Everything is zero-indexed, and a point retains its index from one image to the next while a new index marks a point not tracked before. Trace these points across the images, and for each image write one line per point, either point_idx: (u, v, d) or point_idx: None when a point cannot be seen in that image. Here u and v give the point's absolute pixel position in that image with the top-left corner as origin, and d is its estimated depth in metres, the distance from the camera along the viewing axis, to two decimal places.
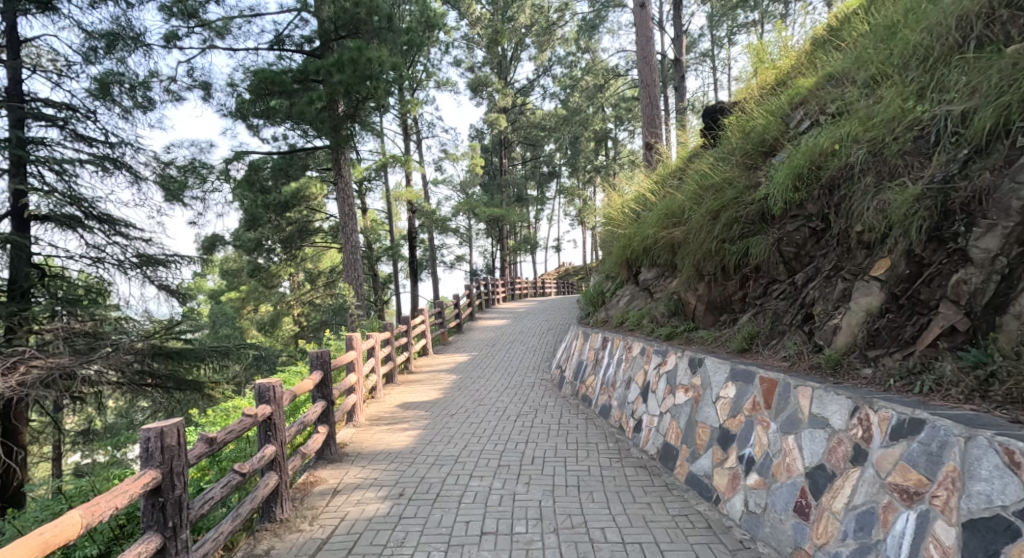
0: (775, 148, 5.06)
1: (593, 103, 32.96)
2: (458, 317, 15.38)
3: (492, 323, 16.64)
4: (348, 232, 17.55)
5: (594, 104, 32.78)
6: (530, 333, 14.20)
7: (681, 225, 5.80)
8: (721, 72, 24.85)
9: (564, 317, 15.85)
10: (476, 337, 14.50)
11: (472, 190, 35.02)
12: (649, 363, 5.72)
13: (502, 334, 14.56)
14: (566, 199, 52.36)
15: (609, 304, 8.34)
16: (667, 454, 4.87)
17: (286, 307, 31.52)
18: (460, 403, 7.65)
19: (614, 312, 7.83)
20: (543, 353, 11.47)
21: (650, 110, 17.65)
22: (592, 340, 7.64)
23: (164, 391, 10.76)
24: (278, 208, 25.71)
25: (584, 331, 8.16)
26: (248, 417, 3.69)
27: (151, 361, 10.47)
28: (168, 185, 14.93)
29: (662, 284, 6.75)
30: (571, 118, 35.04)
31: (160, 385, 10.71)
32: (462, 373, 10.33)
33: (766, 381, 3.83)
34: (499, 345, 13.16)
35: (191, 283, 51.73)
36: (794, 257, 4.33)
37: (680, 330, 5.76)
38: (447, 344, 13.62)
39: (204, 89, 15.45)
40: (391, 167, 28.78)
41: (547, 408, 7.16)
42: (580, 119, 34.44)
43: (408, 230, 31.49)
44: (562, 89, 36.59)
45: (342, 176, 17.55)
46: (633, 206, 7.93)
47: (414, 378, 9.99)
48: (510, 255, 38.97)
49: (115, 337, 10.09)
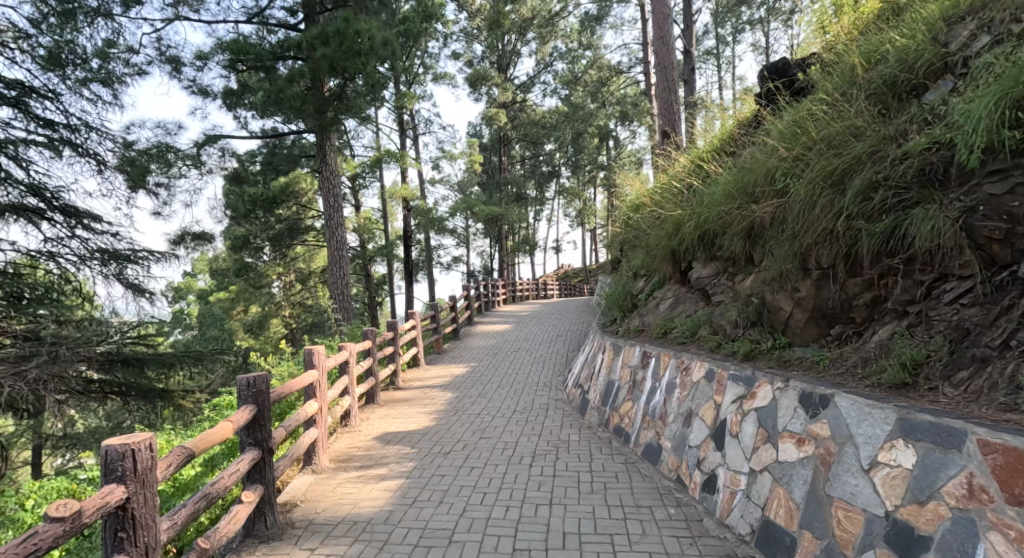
0: (925, 85, 3.46)
1: (597, 100, 31.50)
2: (455, 322, 13.69)
3: (493, 328, 14.97)
4: (335, 227, 15.88)
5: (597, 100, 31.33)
6: (538, 341, 12.54)
7: (769, 200, 4.14)
8: (736, 65, 23.31)
9: (575, 323, 14.15)
10: (476, 345, 12.80)
11: (471, 187, 33.42)
12: (724, 395, 4.08)
13: (506, 342, 12.89)
14: (566, 200, 50.81)
15: (640, 312, 6.74)
16: (768, 539, 3.23)
17: (275, 308, 29.76)
18: (456, 436, 5.97)
19: (653, 321, 6.24)
20: (555, 366, 9.84)
21: (666, 93, 16.09)
22: (627, 354, 6.00)
23: (126, 401, 9.16)
24: (265, 204, 24.09)
25: (613, 342, 6.51)
26: (54, 529, 2.21)
27: (109, 368, 8.87)
28: (129, 170, 13.31)
29: (724, 284, 5.15)
30: (574, 115, 33.49)
31: (121, 395, 9.11)
32: (460, 390, 8.63)
33: (1002, 454, 2.21)
34: (503, 355, 11.48)
35: (180, 283, 49.94)
36: (1001, 238, 2.78)
37: (764, 346, 4.14)
38: (443, 353, 11.92)
39: (171, 63, 13.82)
40: (385, 163, 27.17)
41: (571, 446, 5.50)
42: (583, 116, 32.98)
43: (404, 230, 29.86)
44: (564, 85, 35.08)
45: (329, 165, 15.90)
46: (678, 188, 6.34)
47: (400, 397, 8.29)
48: (510, 256, 37.35)
49: (67, 340, 8.37)
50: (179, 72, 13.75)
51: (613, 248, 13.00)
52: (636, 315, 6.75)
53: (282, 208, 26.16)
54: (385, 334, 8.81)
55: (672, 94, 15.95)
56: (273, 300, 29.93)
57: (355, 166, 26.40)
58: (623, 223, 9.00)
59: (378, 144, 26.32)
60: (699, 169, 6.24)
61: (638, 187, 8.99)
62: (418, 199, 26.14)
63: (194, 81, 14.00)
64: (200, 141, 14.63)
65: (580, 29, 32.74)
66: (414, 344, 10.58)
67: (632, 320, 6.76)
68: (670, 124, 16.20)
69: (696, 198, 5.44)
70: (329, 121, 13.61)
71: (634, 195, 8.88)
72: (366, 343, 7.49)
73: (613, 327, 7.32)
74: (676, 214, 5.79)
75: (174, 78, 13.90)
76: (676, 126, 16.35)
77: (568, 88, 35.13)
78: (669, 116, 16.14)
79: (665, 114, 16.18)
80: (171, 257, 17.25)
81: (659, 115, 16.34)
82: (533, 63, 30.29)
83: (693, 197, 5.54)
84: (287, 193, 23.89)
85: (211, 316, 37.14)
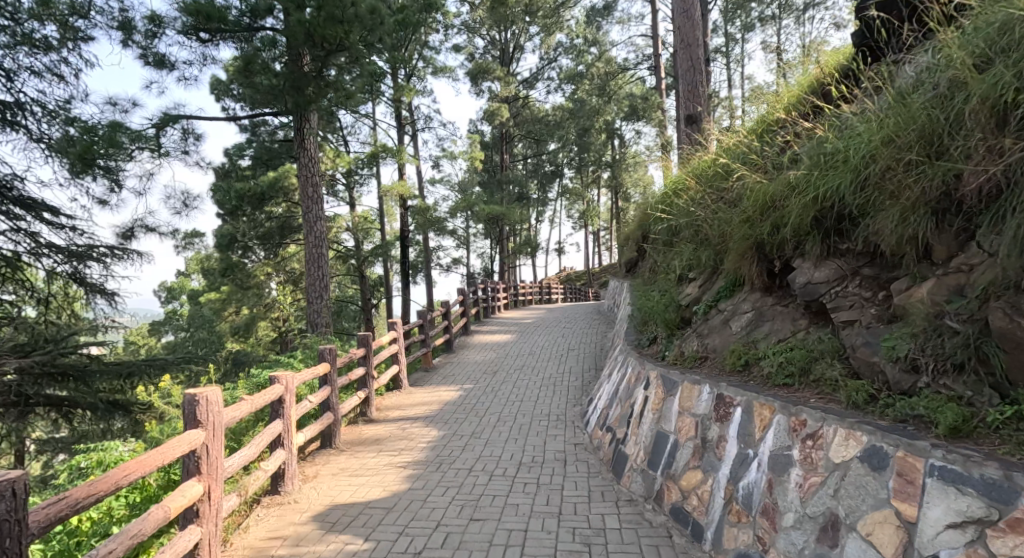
0: None
1: (605, 97, 29.70)
2: (449, 332, 11.72)
3: (492, 338, 13.05)
4: (312, 221, 13.99)
5: (605, 97, 29.55)
6: (545, 355, 10.63)
7: (1009, 134, 2.39)
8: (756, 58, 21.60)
9: (587, 335, 12.21)
10: (472, 361, 10.81)
11: (471, 186, 31.63)
12: (919, 509, 2.23)
13: (509, 356, 10.95)
14: (568, 201, 49.07)
15: (698, 331, 4.84)
16: None
17: (264, 311, 27.80)
18: (437, 516, 4.09)
19: (724, 346, 4.40)
20: (569, 392, 7.98)
21: (690, 73, 14.13)
22: (690, 395, 4.11)
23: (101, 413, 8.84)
24: (251, 201, 22.32)
25: (663, 374, 4.60)
26: None
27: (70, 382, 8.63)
28: (66, 149, 11.28)
29: (854, 293, 3.31)
30: (580, 112, 31.66)
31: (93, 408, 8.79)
32: (450, 425, 6.72)
33: None
34: (504, 374, 9.53)
35: (174, 284, 48.05)
36: None
37: (987, 419, 2.30)
38: (432, 371, 9.97)
39: (122, 29, 11.89)
40: (381, 159, 25.34)
41: (610, 544, 3.64)
42: (590, 113, 31.13)
43: (401, 230, 28.09)
44: (569, 81, 33.23)
45: (308, 152, 14.01)
46: (769, 157, 4.52)
47: (371, 435, 6.39)
48: (512, 258, 35.50)
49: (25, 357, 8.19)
50: (131, 39, 11.84)
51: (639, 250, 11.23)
52: (692, 335, 4.87)
53: (271, 206, 24.41)
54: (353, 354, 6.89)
55: (698, 74, 13.94)
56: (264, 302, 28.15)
57: (349, 162, 24.64)
58: (665, 216, 7.15)
59: (375, 138, 24.52)
60: (796, 130, 4.42)
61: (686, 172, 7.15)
62: (414, 197, 24.34)
63: (148, 49, 12.05)
64: (156, 122, 12.76)
65: (587, 21, 31.03)
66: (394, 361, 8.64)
67: (686, 341, 4.87)
68: (697, 108, 14.09)
69: (811, 161, 3.62)
70: (317, 100, 11.02)
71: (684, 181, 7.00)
72: (316, 367, 5.55)
73: (657, 350, 5.44)
74: (772, 188, 3.97)
75: (126, 47, 11.95)
76: (702, 110, 14.30)
77: (573, 84, 33.27)
78: (693, 98, 14.08)
79: (689, 97, 14.13)
80: (134, 255, 15.30)
81: (682, 98, 14.30)
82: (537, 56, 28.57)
83: (805, 159, 3.73)
84: (276, 189, 22.13)
85: (199, 318, 35.26)
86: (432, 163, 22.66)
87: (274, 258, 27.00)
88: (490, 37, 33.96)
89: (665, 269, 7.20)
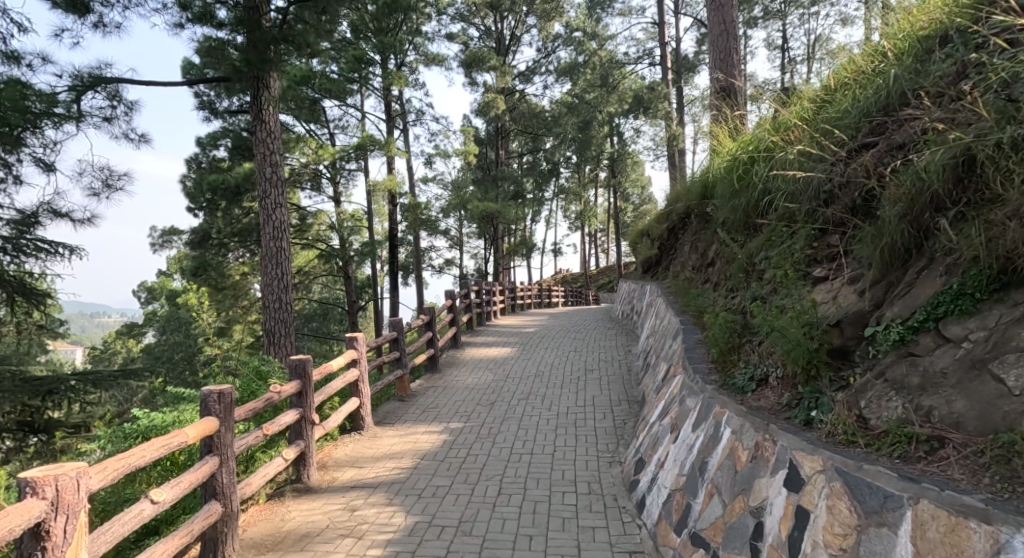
0: None
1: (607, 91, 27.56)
2: (433, 346, 9.25)
3: (487, 350, 10.71)
4: (270, 207, 11.62)
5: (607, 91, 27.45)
6: (556, 378, 8.28)
7: None
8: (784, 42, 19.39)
9: (605, 353, 9.84)
10: (461, 385, 8.38)
11: (465, 183, 29.35)
12: None
13: (510, 378, 8.54)
14: (566, 200, 46.85)
15: (889, 374, 2.57)
16: None
17: (241, 314, 25.40)
18: None
19: (982, 419, 2.17)
20: (603, 444, 5.68)
21: (722, 38, 11.62)
22: (950, 546, 1.85)
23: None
24: (225, 194, 20.01)
25: (840, 472, 2.29)
26: None
27: None
28: None
29: None
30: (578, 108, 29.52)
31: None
32: (430, 507, 4.39)
33: None
34: (504, 407, 7.15)
35: (155, 283, 45.28)
36: None
37: None
38: (410, 402, 7.54)
39: None
40: (369, 152, 23.01)
41: None
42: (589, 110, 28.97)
43: (392, 229, 25.91)
44: (567, 76, 31.02)
45: (267, 123, 11.67)
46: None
47: (300, 527, 4.07)
48: (507, 259, 33.24)
49: None
50: None
51: (687, 247, 9.19)
52: (876, 381, 2.59)
53: (248, 201, 21.98)
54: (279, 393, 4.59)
55: (731, 40, 11.44)
56: (241, 305, 25.71)
57: (332, 154, 22.27)
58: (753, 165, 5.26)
59: (360, 126, 22.13)
60: None
61: (774, 131, 5.12)
62: (404, 192, 22.06)
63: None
64: (75, 84, 10.19)
65: (589, 9, 28.72)
66: (352, 393, 6.28)
67: (866, 392, 2.59)
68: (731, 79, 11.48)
69: None
70: (276, 59, 8.59)
71: (774, 142, 4.93)
72: (188, 429, 3.26)
73: (783, 403, 3.16)
74: None
75: None
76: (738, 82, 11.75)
77: (573, 78, 31.02)
78: (727, 66, 11.46)
79: (721, 65, 11.55)
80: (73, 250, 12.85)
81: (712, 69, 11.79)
82: (536, 43, 26.25)
83: None
84: (253, 182, 19.78)
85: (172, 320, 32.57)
86: (423, 156, 20.40)
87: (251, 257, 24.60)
88: (485, 25, 31.66)
89: (747, 271, 5.02)
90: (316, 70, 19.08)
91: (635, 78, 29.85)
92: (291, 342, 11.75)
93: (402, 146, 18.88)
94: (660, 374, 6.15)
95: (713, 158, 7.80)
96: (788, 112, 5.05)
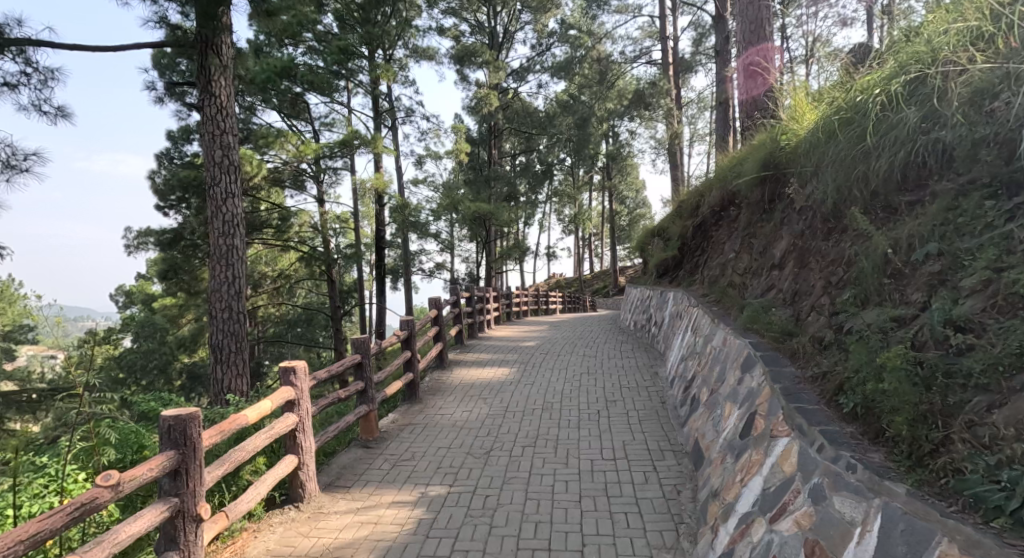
0: None
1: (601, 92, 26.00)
2: (412, 369, 7.33)
3: (481, 370, 8.82)
4: (221, 196, 9.69)
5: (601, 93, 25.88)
6: (571, 414, 6.40)
7: None
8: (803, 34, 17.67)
9: (626, 376, 8.01)
10: (446, 422, 6.47)
11: (456, 185, 27.43)
12: None
13: (510, 412, 6.64)
14: (559, 203, 45.04)
15: None
16: None
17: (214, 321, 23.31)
18: None
19: None
20: (653, 538, 3.79)
21: None
22: None
23: None
24: (196, 191, 18.06)
25: None
26: None
27: None
28: None
29: None
30: (575, 107, 27.80)
31: None
32: None
33: None
34: (503, 460, 5.25)
35: (130, 287, 42.86)
36: None
37: None
38: (376, 449, 5.63)
39: None
40: (354, 149, 21.13)
41: None
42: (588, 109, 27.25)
43: (378, 230, 24.05)
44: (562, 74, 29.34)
45: (218, 98, 9.65)
46: None
47: None
48: (500, 263, 31.41)
49: None
50: None
51: (732, 248, 7.50)
52: None
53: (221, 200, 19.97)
54: (136, 483, 2.72)
55: None
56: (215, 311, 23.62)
57: (314, 151, 20.19)
58: (885, 114, 3.55)
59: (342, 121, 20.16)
60: None
61: (932, 52, 3.36)
62: (392, 192, 20.17)
63: None
64: None
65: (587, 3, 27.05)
66: (289, 448, 4.39)
67: None
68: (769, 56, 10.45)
69: None
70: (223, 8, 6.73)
71: (946, 71, 3.19)
72: None
73: None
74: None
75: None
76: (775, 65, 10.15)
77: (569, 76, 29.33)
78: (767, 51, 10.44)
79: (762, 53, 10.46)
80: None
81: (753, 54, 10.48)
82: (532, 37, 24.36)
83: None
84: None
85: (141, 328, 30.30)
86: (414, 155, 18.50)
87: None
88: (477, 19, 29.71)
89: (892, 278, 3.24)
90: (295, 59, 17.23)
91: (634, 77, 28.18)
92: (244, 360, 9.68)
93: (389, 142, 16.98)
94: (731, 424, 4.30)
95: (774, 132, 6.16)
96: (955, 23, 3.29)
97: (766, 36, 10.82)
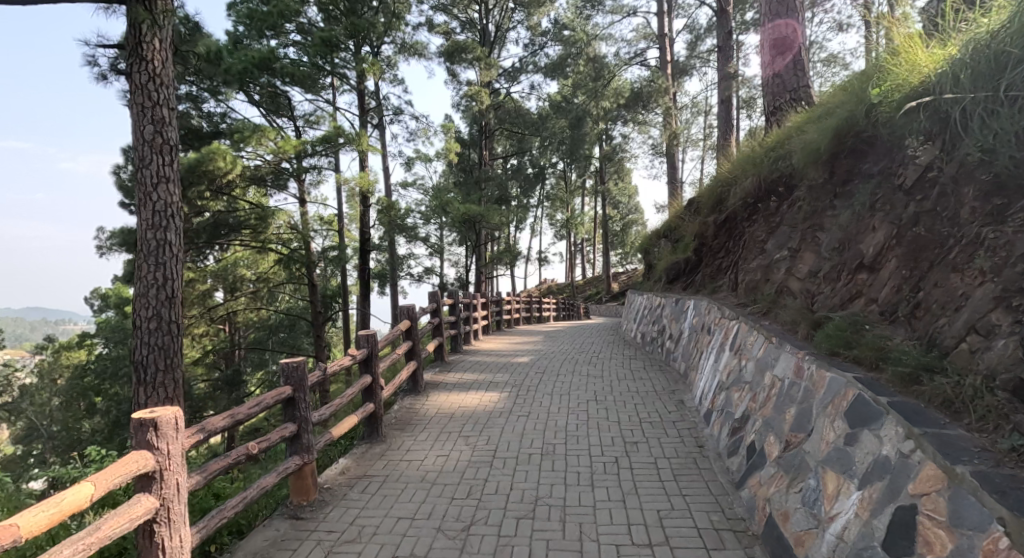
0: None
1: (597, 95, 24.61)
2: (372, 400, 5.68)
3: (463, 395, 7.15)
4: (150, 181, 8.04)
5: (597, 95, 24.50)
6: (580, 465, 4.80)
7: None
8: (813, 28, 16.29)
9: (646, 407, 6.41)
10: (412, 474, 4.82)
11: (444, 186, 25.78)
12: None
13: (499, 459, 5.01)
14: (551, 206, 43.49)
15: None
16: None
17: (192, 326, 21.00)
18: None
19: None
20: None
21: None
22: None
23: None
24: None
25: None
26: None
27: None
28: None
29: None
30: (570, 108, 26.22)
31: None
32: None
33: None
34: (489, 545, 3.64)
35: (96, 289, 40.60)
36: None
37: None
38: (310, 521, 4.00)
39: None
40: (338, 147, 19.40)
41: None
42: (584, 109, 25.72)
43: (362, 233, 22.34)
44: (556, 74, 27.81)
45: (151, 63, 7.95)
46: None
47: None
48: (490, 268, 29.75)
49: None
50: None
51: (781, 247, 6.01)
52: None
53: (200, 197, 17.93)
54: None
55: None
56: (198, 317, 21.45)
57: (295, 148, 18.26)
58: None
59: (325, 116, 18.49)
60: None
61: None
62: (377, 192, 18.51)
63: None
64: None
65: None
66: (144, 549, 2.76)
67: None
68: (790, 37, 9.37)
69: None
70: None
71: None
72: None
73: None
74: None
75: None
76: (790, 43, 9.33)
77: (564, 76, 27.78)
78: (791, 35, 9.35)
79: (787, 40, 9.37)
80: None
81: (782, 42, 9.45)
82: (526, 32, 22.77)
83: None
84: (198, 175, 15.83)
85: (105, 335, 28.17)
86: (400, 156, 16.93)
87: (198, 264, 20.53)
88: (468, 15, 28.09)
89: None
90: (272, 51, 15.54)
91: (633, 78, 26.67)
92: (176, 380, 8.00)
93: (372, 139, 15.38)
94: (846, 515, 2.73)
95: (857, 99, 4.71)
96: None
97: (796, 7, 9.39)
